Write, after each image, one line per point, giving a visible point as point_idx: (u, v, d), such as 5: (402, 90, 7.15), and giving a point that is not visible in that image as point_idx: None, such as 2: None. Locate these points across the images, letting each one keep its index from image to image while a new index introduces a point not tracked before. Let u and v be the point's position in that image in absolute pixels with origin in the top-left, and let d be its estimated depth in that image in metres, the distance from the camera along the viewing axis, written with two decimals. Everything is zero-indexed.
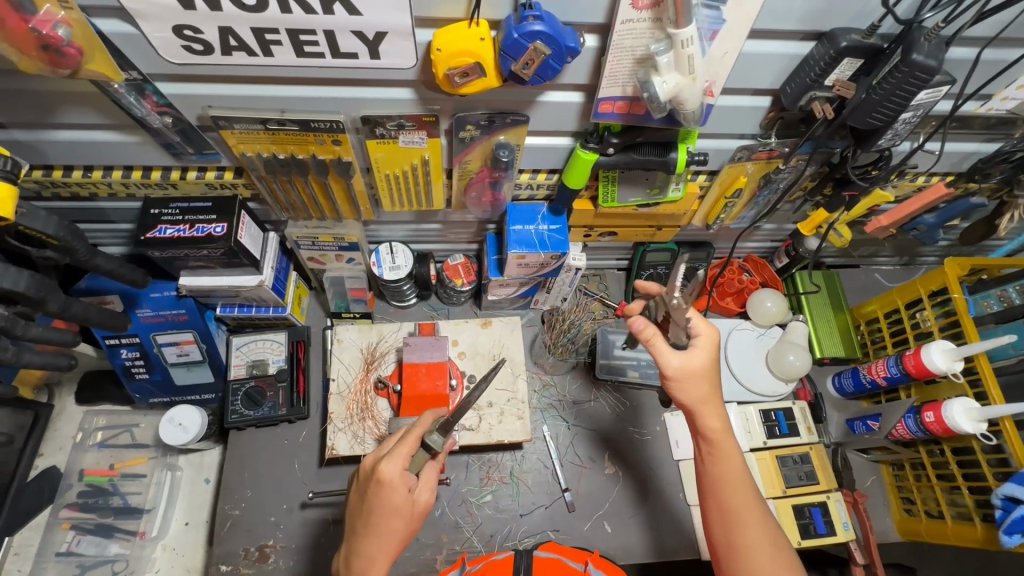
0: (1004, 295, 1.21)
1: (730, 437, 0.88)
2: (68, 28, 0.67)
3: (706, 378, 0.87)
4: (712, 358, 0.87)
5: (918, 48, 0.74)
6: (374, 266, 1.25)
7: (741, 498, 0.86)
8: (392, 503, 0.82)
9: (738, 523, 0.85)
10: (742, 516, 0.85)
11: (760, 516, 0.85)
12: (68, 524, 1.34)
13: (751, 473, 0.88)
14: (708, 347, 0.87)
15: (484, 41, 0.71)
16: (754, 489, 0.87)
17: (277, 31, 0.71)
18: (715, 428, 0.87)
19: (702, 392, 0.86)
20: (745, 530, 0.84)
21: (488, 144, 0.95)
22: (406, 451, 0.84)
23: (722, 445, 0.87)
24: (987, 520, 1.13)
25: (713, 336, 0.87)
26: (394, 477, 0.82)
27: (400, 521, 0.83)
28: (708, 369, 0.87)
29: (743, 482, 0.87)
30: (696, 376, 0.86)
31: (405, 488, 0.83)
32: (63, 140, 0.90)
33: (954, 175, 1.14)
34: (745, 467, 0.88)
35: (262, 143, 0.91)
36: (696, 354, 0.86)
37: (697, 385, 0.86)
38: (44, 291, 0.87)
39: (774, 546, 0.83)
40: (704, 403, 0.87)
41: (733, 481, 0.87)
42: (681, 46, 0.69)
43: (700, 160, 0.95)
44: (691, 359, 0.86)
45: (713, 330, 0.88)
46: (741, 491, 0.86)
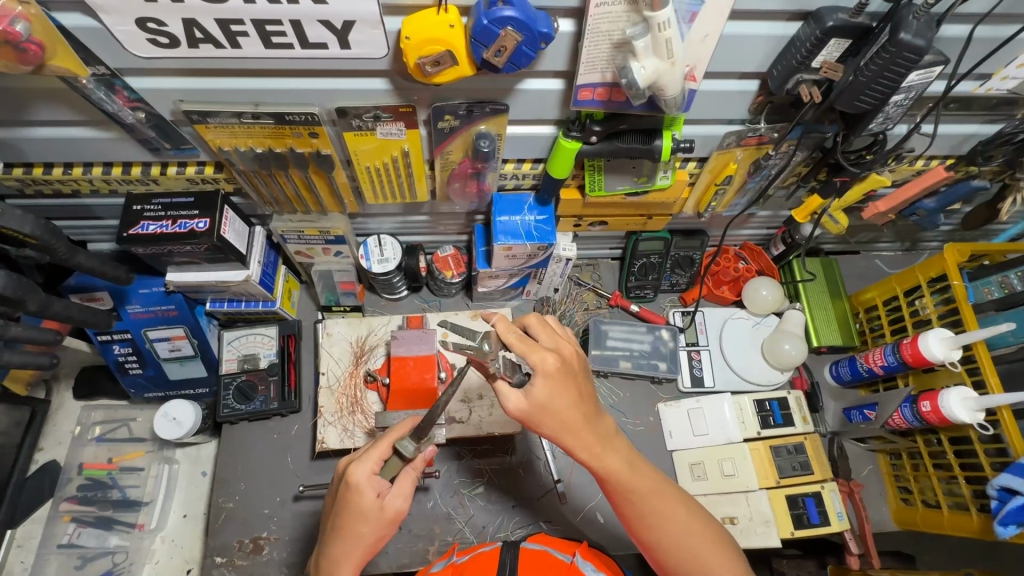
0: (1005, 282, 1.18)
1: (605, 450, 0.81)
2: (27, 23, 0.66)
3: (562, 405, 0.77)
4: (560, 387, 0.77)
5: (906, 27, 0.71)
6: (362, 258, 1.24)
7: (648, 504, 0.82)
8: (360, 507, 0.80)
9: (655, 527, 0.82)
10: (654, 520, 0.82)
11: (674, 507, 0.83)
12: (69, 517, 1.34)
13: (645, 476, 0.83)
14: (550, 379, 0.76)
15: (454, 28, 0.69)
16: (657, 488, 0.83)
17: (242, 22, 0.69)
18: (586, 450, 0.80)
19: (564, 416, 0.78)
20: (665, 527, 0.82)
21: (468, 134, 0.92)
22: (376, 455, 0.82)
23: (602, 461, 0.81)
24: (984, 510, 1.12)
25: (552, 363, 0.76)
26: (363, 480, 0.81)
27: (367, 526, 0.81)
28: (561, 398, 0.77)
29: (637, 491, 0.81)
30: (548, 408, 0.77)
31: (374, 493, 0.81)
32: (39, 136, 0.89)
33: (954, 159, 1.11)
34: (634, 476, 0.82)
35: (240, 137, 0.90)
36: (538, 389, 0.76)
37: (555, 414, 0.77)
38: (22, 290, 0.86)
39: (697, 531, 0.82)
40: (567, 428, 0.78)
41: (628, 489, 0.81)
42: (659, 29, 0.67)
43: (686, 147, 0.92)
44: (534, 394, 0.76)
45: (548, 357, 0.77)
46: (639, 501, 0.82)
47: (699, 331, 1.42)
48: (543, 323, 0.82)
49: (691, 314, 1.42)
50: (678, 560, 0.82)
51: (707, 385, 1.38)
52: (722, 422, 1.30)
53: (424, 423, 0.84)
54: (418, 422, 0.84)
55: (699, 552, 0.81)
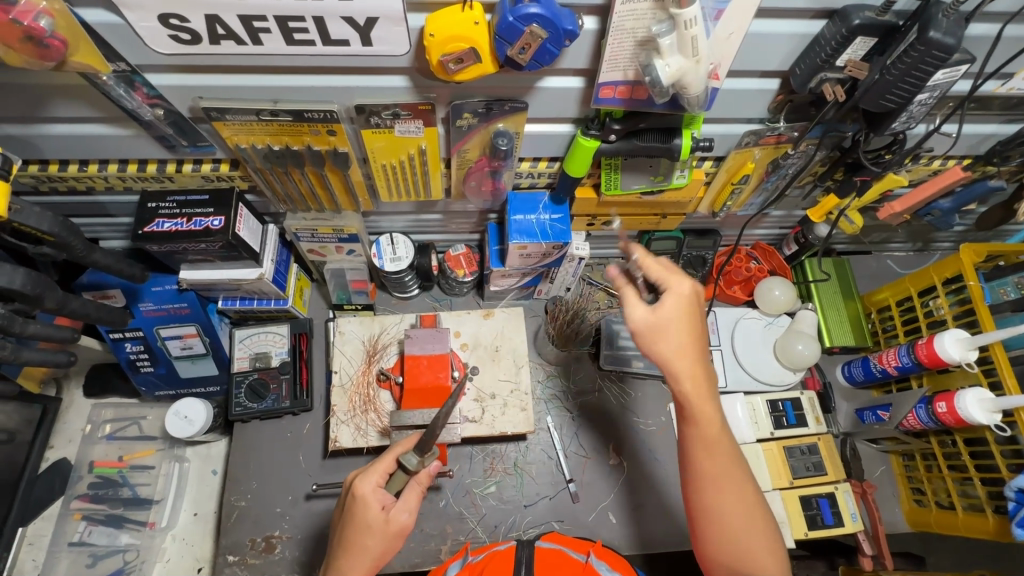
0: (1021, 283, 1.18)
1: (706, 396, 0.81)
2: (51, 19, 0.65)
3: (684, 328, 0.80)
4: (688, 317, 0.81)
5: (936, 25, 0.70)
6: (374, 258, 1.24)
7: (719, 465, 0.81)
8: (365, 519, 0.82)
9: (719, 492, 0.81)
10: (723, 484, 0.81)
11: (741, 476, 0.81)
12: (79, 515, 1.33)
13: (729, 444, 0.82)
14: (681, 301, 0.81)
15: (479, 26, 0.69)
16: (735, 462, 0.82)
17: (265, 18, 0.68)
18: (691, 385, 0.80)
19: (680, 343, 0.80)
20: (724, 493, 0.80)
21: (486, 132, 0.92)
22: (380, 468, 0.84)
23: (698, 405, 0.80)
24: (999, 512, 1.11)
25: (687, 290, 0.81)
26: (367, 492, 0.83)
27: (373, 538, 0.81)
28: (683, 325, 0.80)
29: (717, 446, 0.81)
30: (668, 331, 0.80)
31: (379, 506, 0.82)
32: (55, 133, 0.89)
33: (971, 159, 1.10)
34: (723, 435, 0.81)
35: (257, 134, 0.90)
36: (668, 307, 0.80)
37: (671, 338, 0.80)
38: (41, 288, 0.86)
39: (756, 518, 0.81)
40: (682, 353, 0.80)
41: (712, 442, 0.81)
42: (685, 27, 0.67)
43: (705, 146, 0.92)
44: (665, 310, 0.80)
45: (686, 283, 0.82)
46: (710, 456, 0.81)
47: (710, 331, 1.42)
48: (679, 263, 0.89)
49: (702, 314, 1.42)
50: (723, 534, 0.80)
51: (720, 385, 1.37)
52: (735, 422, 1.30)
53: (428, 436, 0.83)
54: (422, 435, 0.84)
55: (748, 533, 0.80)
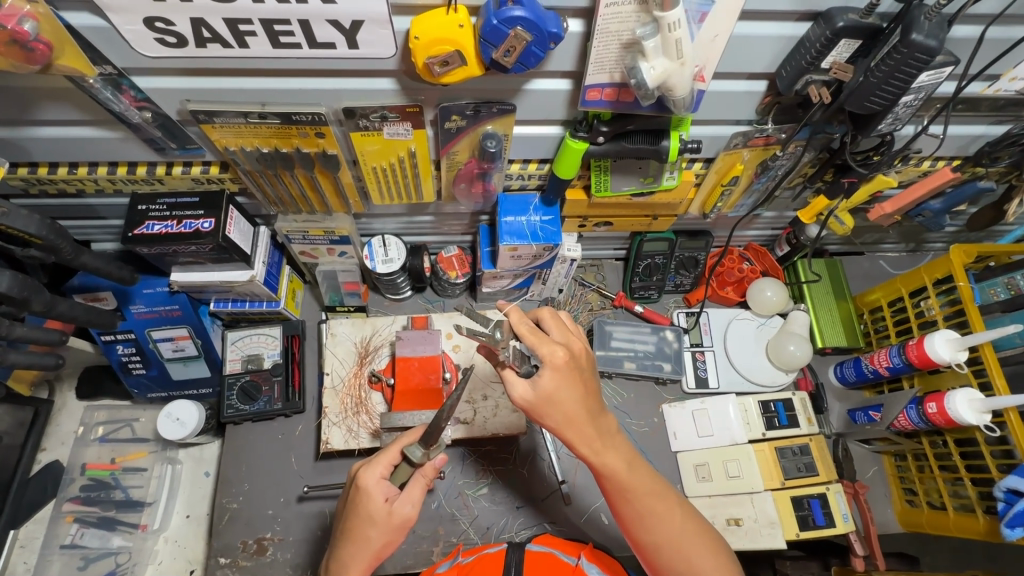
0: (1011, 284, 1.19)
1: (607, 446, 0.80)
2: (35, 22, 0.66)
3: (569, 399, 0.77)
4: (568, 380, 0.77)
5: (918, 28, 0.70)
6: (366, 259, 1.23)
7: (644, 504, 0.81)
8: (367, 511, 0.81)
9: (651, 527, 0.82)
10: (650, 520, 0.81)
11: (669, 506, 0.83)
12: (71, 517, 1.34)
13: (644, 476, 0.82)
14: (558, 373, 0.76)
15: (463, 28, 0.69)
16: (654, 489, 0.82)
17: (250, 21, 0.69)
18: (587, 445, 0.79)
19: (568, 412, 0.77)
20: (660, 528, 0.81)
21: (475, 134, 0.92)
22: (385, 460, 0.83)
23: (603, 457, 0.80)
24: (990, 512, 1.11)
25: (561, 357, 0.76)
26: (371, 483, 0.82)
27: (375, 529, 0.81)
28: (566, 393, 0.77)
29: (634, 488, 0.81)
30: (553, 403, 0.77)
31: (382, 498, 0.81)
32: (44, 136, 0.89)
33: (960, 159, 1.11)
34: (633, 475, 0.81)
35: (246, 137, 0.90)
36: (545, 382, 0.76)
37: (560, 408, 0.77)
38: (28, 291, 0.86)
39: (692, 537, 0.82)
40: (570, 421, 0.78)
41: (628, 487, 0.81)
42: (669, 29, 0.67)
43: (693, 147, 0.92)
44: (542, 386, 0.76)
45: (558, 351, 0.76)
46: (635, 498, 0.81)
47: (703, 331, 1.42)
48: (556, 318, 0.83)
49: (695, 315, 1.42)
50: (672, 562, 0.82)
51: (712, 387, 1.38)
52: (727, 423, 1.30)
53: (432, 430, 0.81)
54: (426, 428, 0.82)
55: (692, 555, 0.81)
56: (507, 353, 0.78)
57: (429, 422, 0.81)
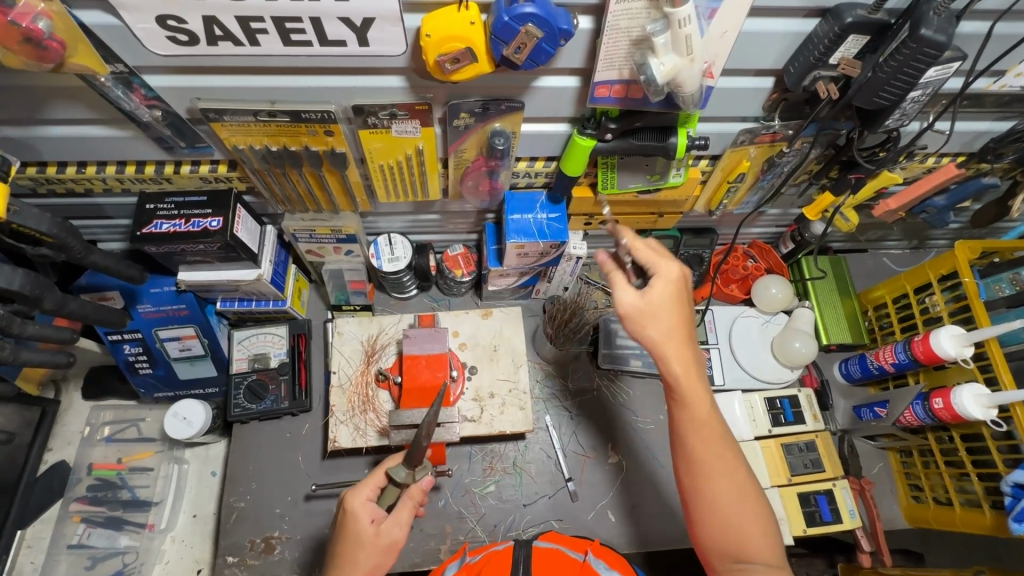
0: (1016, 279, 1.19)
1: (695, 377, 0.83)
2: (49, 21, 0.66)
3: (670, 314, 0.83)
4: (678, 298, 0.84)
5: (927, 23, 0.71)
6: (372, 258, 1.24)
7: (713, 447, 0.82)
8: (355, 533, 0.83)
9: (713, 474, 0.81)
10: (715, 463, 0.82)
11: (734, 459, 0.83)
12: (79, 518, 1.34)
13: (718, 423, 0.83)
14: (669, 285, 0.83)
15: (474, 25, 0.69)
16: (724, 440, 0.83)
17: (262, 19, 0.69)
18: (678, 364, 0.82)
19: (668, 325, 0.83)
20: (721, 476, 0.81)
21: (483, 132, 0.93)
22: (371, 483, 0.87)
23: (687, 385, 0.82)
24: (997, 507, 1.12)
25: (675, 275, 0.84)
26: (357, 506, 0.85)
27: (362, 552, 0.83)
28: (672, 307, 0.83)
29: (708, 427, 0.82)
30: (659, 312, 0.83)
31: (369, 519, 0.84)
32: (54, 135, 0.89)
33: (965, 155, 1.11)
34: (711, 413, 0.83)
35: (255, 135, 0.90)
36: (657, 288, 0.83)
37: (662, 318, 0.83)
38: (39, 289, 0.86)
39: (750, 497, 0.82)
40: (670, 334, 0.83)
41: (701, 423, 0.82)
42: (679, 26, 0.68)
43: (700, 144, 0.92)
44: (651, 293, 0.83)
45: (674, 268, 0.84)
46: (703, 438, 0.82)
47: (708, 329, 1.42)
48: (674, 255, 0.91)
49: (700, 313, 1.42)
50: (719, 511, 0.81)
51: (718, 384, 1.37)
52: (733, 419, 1.30)
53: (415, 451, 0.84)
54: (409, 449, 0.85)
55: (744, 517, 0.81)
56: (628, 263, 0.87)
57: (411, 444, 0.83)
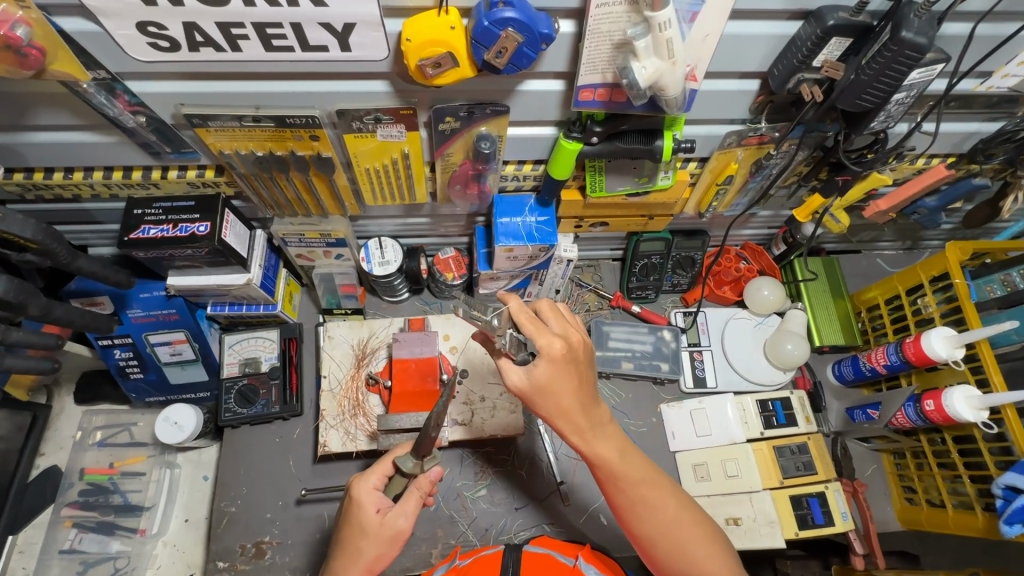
0: (1007, 280, 1.18)
1: (596, 436, 0.81)
2: (28, 28, 0.66)
3: (560, 389, 0.77)
4: (562, 371, 0.76)
5: (908, 25, 0.70)
6: (363, 261, 1.24)
7: (638, 493, 0.81)
8: (359, 521, 0.82)
9: (644, 517, 0.81)
10: (643, 508, 0.81)
11: (664, 495, 0.82)
12: (70, 522, 1.35)
13: (636, 466, 0.82)
14: (554, 364, 0.75)
15: (455, 30, 0.69)
16: (648, 477, 0.82)
17: (243, 25, 0.69)
18: (577, 433, 0.80)
19: (560, 402, 0.78)
20: (654, 519, 0.81)
21: (469, 136, 0.92)
22: (378, 471, 0.85)
23: (592, 445, 0.81)
24: (989, 509, 1.11)
25: (558, 348, 0.75)
26: (363, 494, 0.83)
27: (365, 541, 0.81)
28: (559, 381, 0.77)
29: (626, 478, 0.81)
30: (546, 392, 0.77)
31: (374, 508, 0.82)
32: (40, 141, 0.89)
33: (955, 156, 1.11)
34: (623, 464, 0.81)
35: (241, 140, 0.90)
36: (539, 371, 0.76)
37: (552, 398, 0.78)
38: (24, 295, 0.86)
39: (687, 526, 0.81)
40: (561, 412, 0.79)
41: (619, 478, 0.81)
42: (659, 29, 0.67)
43: (687, 147, 0.92)
44: (536, 375, 0.76)
45: (556, 343, 0.75)
46: (628, 488, 0.81)
47: (701, 331, 1.42)
48: (553, 308, 0.81)
49: (692, 315, 1.42)
50: (667, 552, 0.81)
51: (710, 386, 1.38)
52: (724, 422, 1.30)
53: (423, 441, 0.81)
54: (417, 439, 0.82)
55: (690, 547, 0.80)
56: (504, 340, 0.81)
57: (419, 434, 0.80)
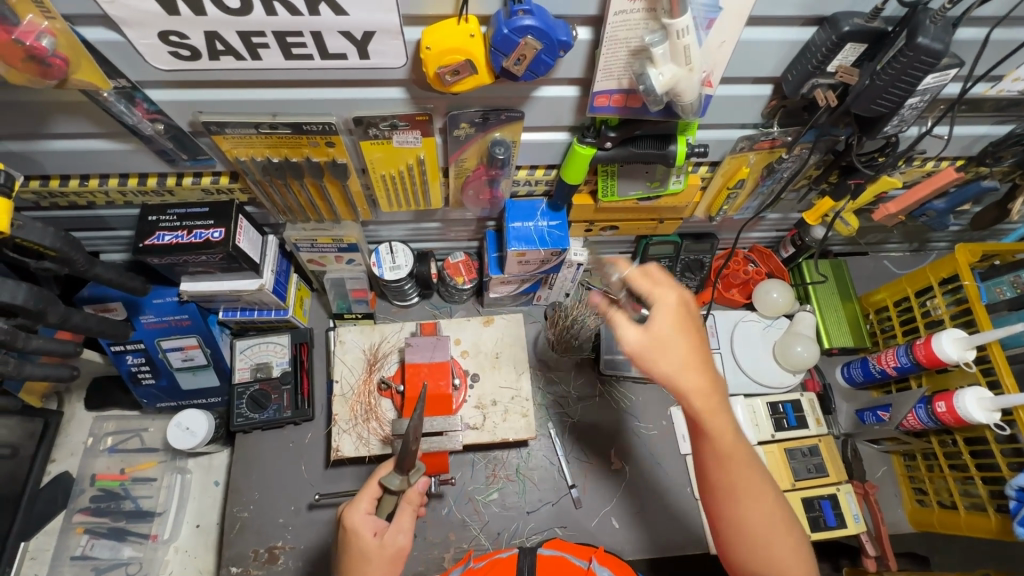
0: (1017, 282, 1.18)
1: (719, 410, 0.75)
2: (52, 39, 0.67)
3: (683, 344, 0.75)
4: (680, 322, 0.76)
5: (924, 31, 0.71)
6: (374, 266, 1.25)
7: (742, 480, 0.75)
8: (360, 549, 0.82)
9: (738, 504, 0.75)
10: (743, 496, 0.75)
11: (765, 489, 0.76)
12: (82, 529, 1.35)
13: (746, 452, 0.76)
14: (672, 316, 0.76)
15: (474, 38, 0.70)
16: (755, 469, 0.76)
17: (263, 34, 0.69)
18: (701, 400, 0.74)
19: (677, 359, 0.74)
20: (749, 509, 0.75)
21: (483, 141, 0.93)
22: (368, 494, 0.86)
23: (710, 417, 0.74)
24: (1001, 510, 1.12)
25: (677, 298, 0.77)
26: (358, 522, 0.83)
27: (370, 567, 0.81)
28: (680, 335, 0.75)
29: (734, 458, 0.75)
30: (668, 344, 0.75)
31: (372, 532, 0.83)
32: (57, 149, 0.90)
33: (965, 159, 1.11)
34: (735, 443, 0.75)
35: (256, 147, 0.90)
36: (659, 320, 0.75)
37: (672, 352, 0.75)
38: (43, 303, 0.86)
39: (779, 524, 0.75)
40: (683, 370, 0.74)
41: (727, 455, 0.75)
42: (677, 36, 0.68)
43: (700, 152, 0.93)
44: (655, 326, 0.76)
45: (673, 293, 0.78)
46: (732, 469, 0.75)
47: (709, 334, 1.42)
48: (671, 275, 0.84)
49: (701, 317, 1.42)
50: (744, 541, 0.76)
51: None
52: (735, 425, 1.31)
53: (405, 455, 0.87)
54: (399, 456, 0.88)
55: (775, 536, 0.74)
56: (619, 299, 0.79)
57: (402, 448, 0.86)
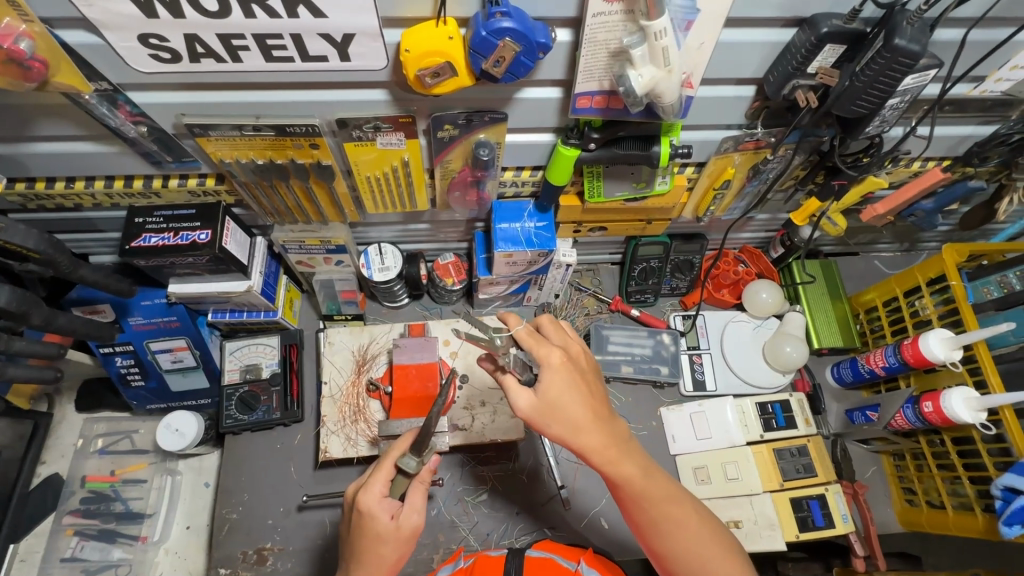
0: (1004, 282, 1.19)
1: (621, 456, 0.79)
2: (31, 41, 0.67)
3: (572, 407, 0.77)
4: (569, 379, 0.78)
5: (901, 33, 0.71)
6: (363, 267, 1.25)
7: (662, 510, 0.81)
8: (376, 531, 0.81)
9: (666, 534, 0.81)
10: (665, 526, 0.81)
11: (688, 513, 0.82)
12: (71, 530, 1.35)
13: (659, 484, 0.82)
14: (557, 373, 0.77)
15: (453, 40, 0.70)
16: (671, 493, 0.82)
17: (243, 36, 0.69)
18: (600, 455, 0.79)
19: (573, 418, 0.77)
20: (677, 536, 0.81)
21: (468, 143, 0.93)
22: (382, 477, 0.83)
23: (616, 466, 0.79)
24: (989, 510, 1.12)
25: (558, 357, 0.78)
26: (373, 504, 0.81)
27: (386, 547, 0.82)
28: (572, 395, 0.77)
29: (649, 497, 0.80)
30: (559, 407, 0.77)
31: (388, 515, 0.81)
32: (42, 152, 0.90)
33: (950, 160, 1.12)
34: (646, 483, 0.80)
35: (240, 149, 0.91)
36: (544, 382, 0.77)
37: (564, 415, 0.77)
38: (26, 305, 0.87)
39: (709, 541, 0.81)
40: (576, 429, 0.78)
41: (641, 495, 0.80)
42: (655, 38, 0.68)
43: (683, 152, 0.94)
44: (544, 390, 0.77)
45: (553, 352, 0.79)
46: (649, 506, 0.81)
47: (700, 334, 1.43)
48: (554, 324, 0.85)
49: (691, 318, 1.42)
50: (685, 565, 0.81)
51: (710, 389, 1.38)
52: (724, 426, 1.30)
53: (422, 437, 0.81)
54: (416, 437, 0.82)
55: (709, 556, 0.80)
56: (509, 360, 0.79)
57: (420, 431, 0.80)
